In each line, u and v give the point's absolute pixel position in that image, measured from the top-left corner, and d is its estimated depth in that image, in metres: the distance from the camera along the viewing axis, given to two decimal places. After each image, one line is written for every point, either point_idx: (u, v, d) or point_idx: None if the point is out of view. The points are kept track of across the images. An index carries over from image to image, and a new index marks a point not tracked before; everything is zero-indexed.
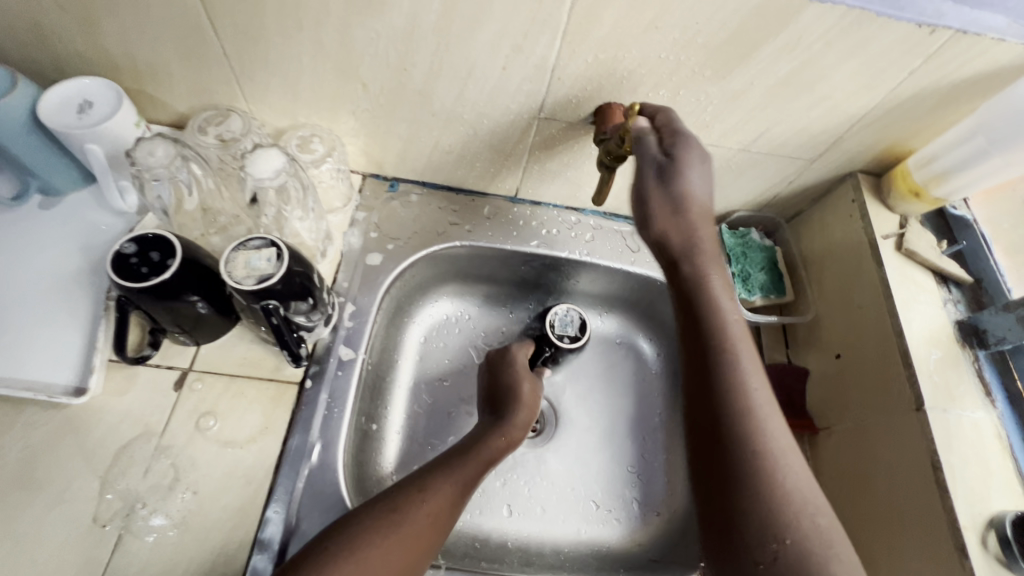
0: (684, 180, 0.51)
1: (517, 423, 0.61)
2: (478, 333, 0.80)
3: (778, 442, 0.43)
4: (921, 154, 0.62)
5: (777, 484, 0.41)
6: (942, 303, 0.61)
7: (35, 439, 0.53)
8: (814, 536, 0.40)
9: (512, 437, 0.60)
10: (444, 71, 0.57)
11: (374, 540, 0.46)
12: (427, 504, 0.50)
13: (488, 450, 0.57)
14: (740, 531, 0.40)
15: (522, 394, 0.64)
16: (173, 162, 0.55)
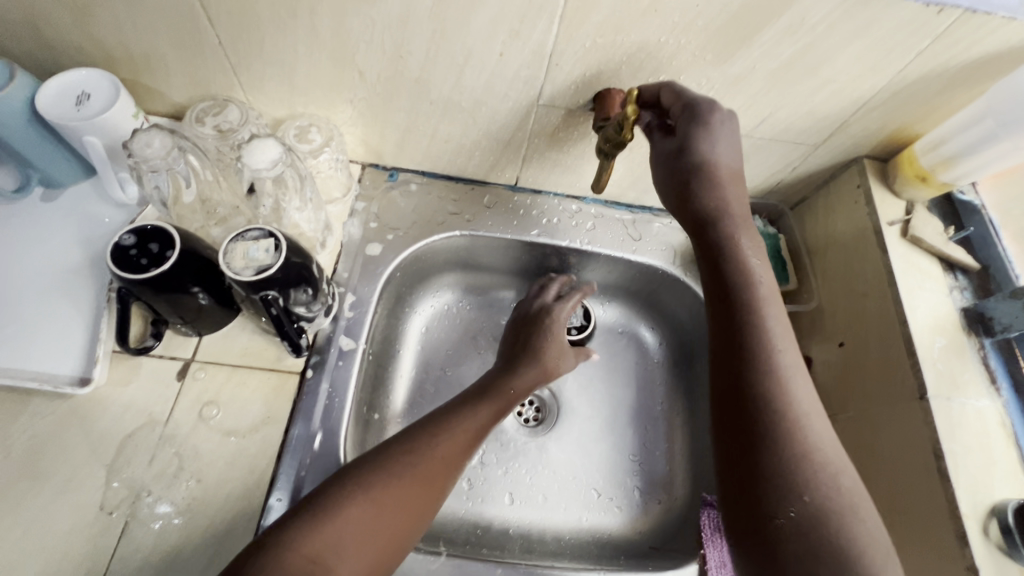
0: (705, 150, 0.53)
1: (533, 369, 0.63)
2: (478, 322, 0.80)
3: (802, 403, 0.46)
4: (928, 139, 0.61)
5: (801, 439, 0.45)
6: (947, 291, 0.60)
7: (42, 428, 0.54)
8: (827, 491, 0.43)
9: (529, 381, 0.63)
10: (440, 58, 0.56)
11: (388, 481, 0.48)
12: (438, 450, 0.52)
13: (507, 393, 0.60)
14: (768, 482, 0.43)
15: (545, 350, 0.66)
16: (170, 152, 0.53)
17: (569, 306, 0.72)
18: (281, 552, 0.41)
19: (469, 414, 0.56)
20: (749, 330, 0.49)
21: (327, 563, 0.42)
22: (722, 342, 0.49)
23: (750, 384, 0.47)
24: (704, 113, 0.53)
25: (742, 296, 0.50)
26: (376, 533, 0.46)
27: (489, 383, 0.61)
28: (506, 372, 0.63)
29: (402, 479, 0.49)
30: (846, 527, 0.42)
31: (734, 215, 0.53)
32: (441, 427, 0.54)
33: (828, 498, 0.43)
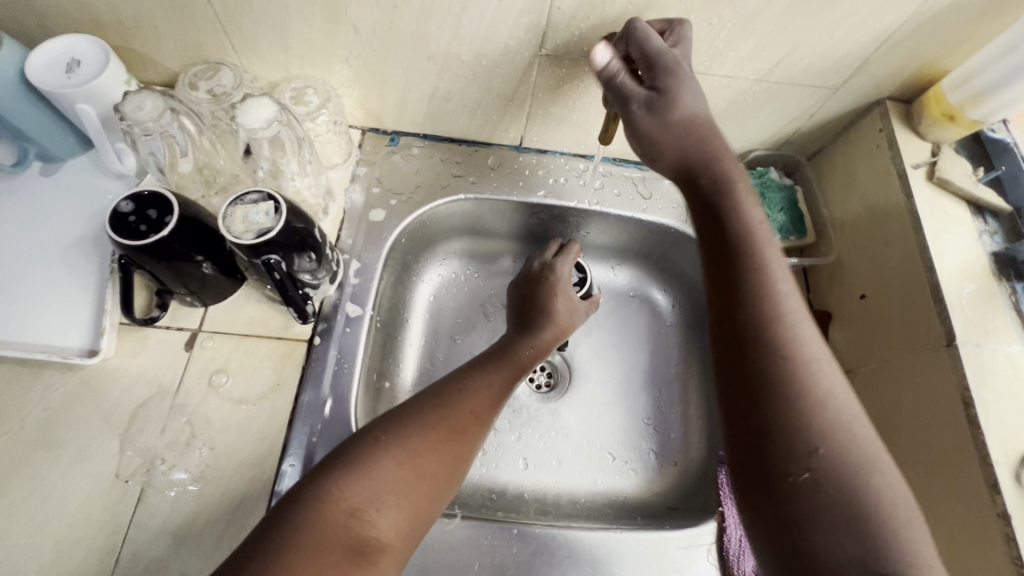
0: (680, 100, 0.50)
1: (541, 339, 0.60)
2: (484, 289, 0.78)
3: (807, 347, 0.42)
4: (956, 76, 0.57)
5: (809, 390, 0.40)
6: (977, 235, 0.57)
7: (54, 400, 0.54)
8: (848, 445, 0.38)
9: (541, 346, 0.60)
10: (436, 7, 0.53)
11: (422, 436, 0.47)
12: (466, 405, 0.51)
13: (523, 354, 0.58)
14: (772, 441, 0.39)
15: (552, 311, 0.63)
16: (162, 114, 0.52)
17: (569, 260, 0.69)
18: (319, 504, 0.41)
19: (491, 374, 0.55)
20: (753, 279, 0.44)
21: (365, 516, 0.41)
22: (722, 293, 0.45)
23: (750, 330, 0.42)
24: (670, 67, 0.49)
25: (739, 247, 0.46)
26: (414, 485, 0.45)
27: (500, 346, 0.59)
28: (522, 334, 0.61)
29: (435, 432, 0.48)
30: (867, 482, 0.37)
31: (727, 163, 0.51)
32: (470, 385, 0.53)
33: (845, 450, 0.38)
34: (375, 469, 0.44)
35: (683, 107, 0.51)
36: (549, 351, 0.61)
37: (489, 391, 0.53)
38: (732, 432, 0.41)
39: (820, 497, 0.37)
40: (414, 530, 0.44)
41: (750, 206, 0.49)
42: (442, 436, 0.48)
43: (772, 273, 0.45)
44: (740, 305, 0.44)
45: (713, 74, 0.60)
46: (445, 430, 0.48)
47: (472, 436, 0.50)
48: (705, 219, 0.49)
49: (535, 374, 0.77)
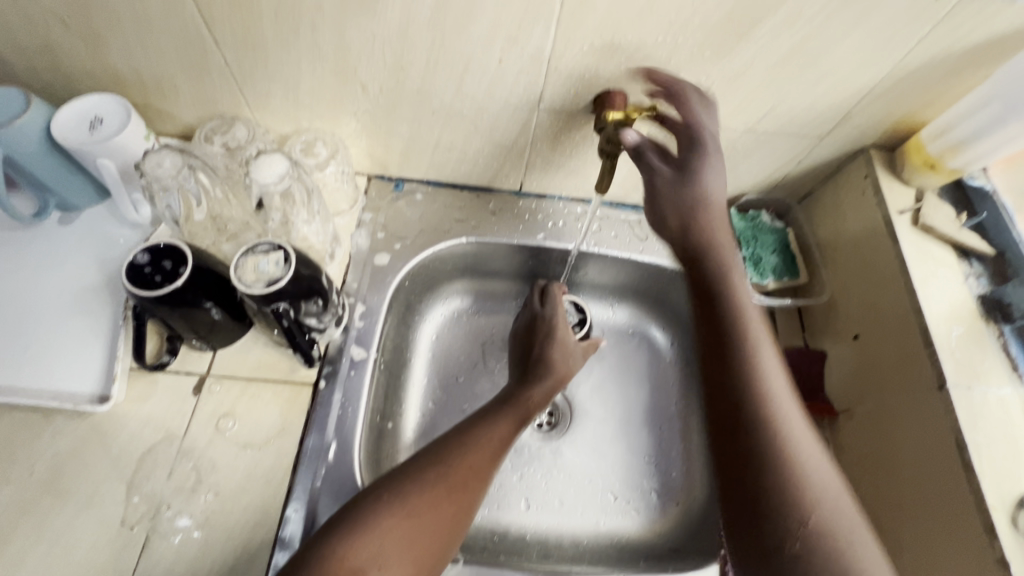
0: (696, 177, 0.53)
1: (543, 391, 0.62)
2: (486, 328, 0.80)
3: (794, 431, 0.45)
4: (935, 125, 0.59)
5: (796, 472, 0.43)
6: (963, 278, 0.59)
7: (64, 446, 0.55)
8: (836, 523, 0.41)
9: (540, 398, 0.61)
10: (440, 67, 0.57)
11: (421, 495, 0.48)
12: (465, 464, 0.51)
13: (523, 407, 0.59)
14: (764, 517, 0.42)
15: (553, 362, 0.65)
16: (181, 170, 0.55)
17: (559, 305, 0.72)
18: (323, 563, 0.42)
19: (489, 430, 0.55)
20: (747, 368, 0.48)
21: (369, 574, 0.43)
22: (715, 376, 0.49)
23: (741, 414, 0.46)
24: (699, 142, 0.53)
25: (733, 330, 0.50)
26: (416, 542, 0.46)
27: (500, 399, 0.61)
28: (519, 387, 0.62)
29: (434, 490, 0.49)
30: (852, 559, 0.40)
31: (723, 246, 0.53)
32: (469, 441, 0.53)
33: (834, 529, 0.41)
34: (377, 526, 0.45)
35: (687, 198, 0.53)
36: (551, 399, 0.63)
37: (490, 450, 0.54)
38: (728, 507, 0.45)
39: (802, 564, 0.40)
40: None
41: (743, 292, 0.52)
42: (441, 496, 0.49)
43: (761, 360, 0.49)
44: (735, 389, 0.47)
45: None
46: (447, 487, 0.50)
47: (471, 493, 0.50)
48: (704, 300, 0.52)
49: None
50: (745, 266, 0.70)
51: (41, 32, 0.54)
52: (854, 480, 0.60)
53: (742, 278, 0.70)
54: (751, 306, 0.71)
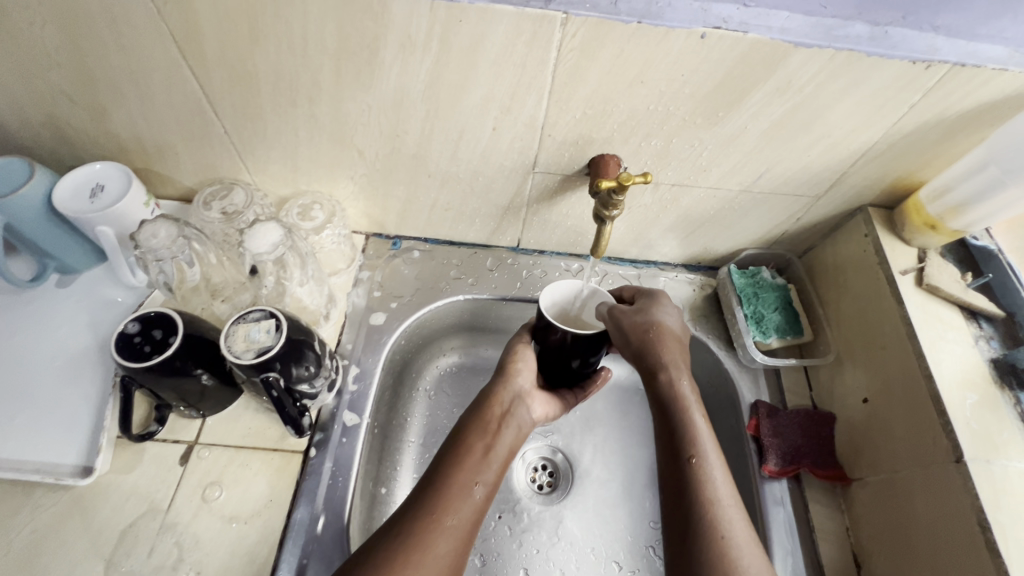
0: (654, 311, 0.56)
1: (504, 397, 0.57)
2: (449, 398, 0.76)
3: (707, 468, 0.47)
4: (933, 186, 0.60)
5: (695, 487, 0.46)
6: (973, 341, 0.58)
7: (42, 521, 0.53)
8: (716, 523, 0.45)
9: (503, 406, 0.56)
10: (436, 135, 0.58)
11: (427, 523, 0.45)
12: (467, 456, 0.51)
13: (493, 407, 0.56)
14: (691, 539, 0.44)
15: (504, 366, 0.60)
16: (175, 242, 0.55)
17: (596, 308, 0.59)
18: None
19: (469, 437, 0.53)
20: (692, 479, 0.47)
21: None
22: (667, 464, 0.49)
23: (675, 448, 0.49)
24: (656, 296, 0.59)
25: (668, 404, 0.51)
26: (447, 543, 0.45)
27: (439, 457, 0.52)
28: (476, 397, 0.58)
29: (428, 535, 0.45)
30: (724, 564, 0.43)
31: (666, 344, 0.53)
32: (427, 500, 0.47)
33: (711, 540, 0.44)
34: None
35: (635, 320, 0.54)
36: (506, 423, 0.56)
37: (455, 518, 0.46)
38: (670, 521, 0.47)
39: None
40: None
41: (673, 345, 0.54)
42: (437, 533, 0.45)
43: (691, 418, 0.50)
44: (669, 445, 0.50)
45: (699, 186, 0.63)
46: (422, 537, 0.44)
47: (462, 550, 0.46)
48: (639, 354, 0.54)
49: (535, 475, 0.76)
50: (747, 325, 0.69)
51: (48, 106, 0.56)
52: (873, 556, 0.57)
53: (744, 336, 0.69)
54: (755, 364, 0.69)
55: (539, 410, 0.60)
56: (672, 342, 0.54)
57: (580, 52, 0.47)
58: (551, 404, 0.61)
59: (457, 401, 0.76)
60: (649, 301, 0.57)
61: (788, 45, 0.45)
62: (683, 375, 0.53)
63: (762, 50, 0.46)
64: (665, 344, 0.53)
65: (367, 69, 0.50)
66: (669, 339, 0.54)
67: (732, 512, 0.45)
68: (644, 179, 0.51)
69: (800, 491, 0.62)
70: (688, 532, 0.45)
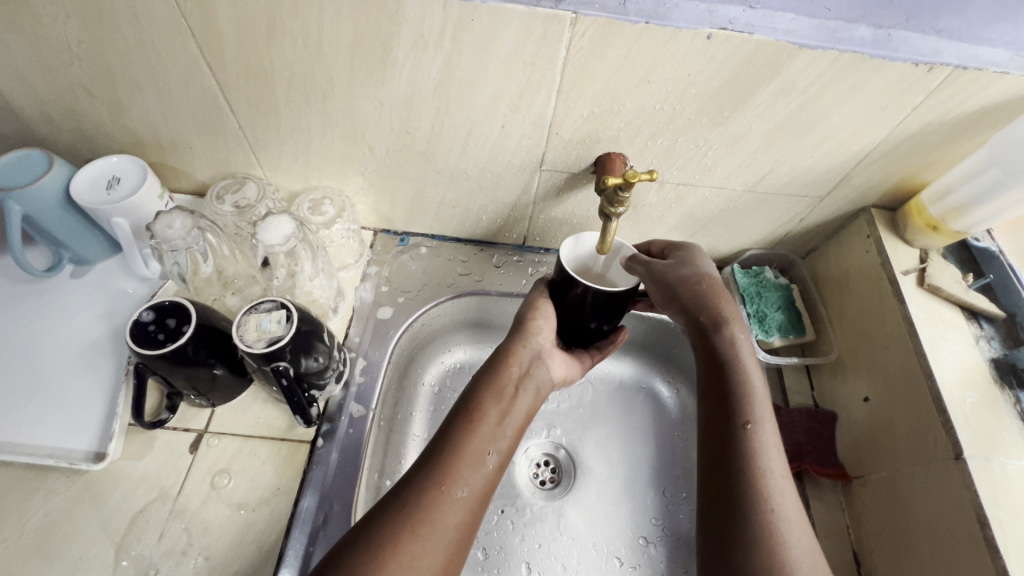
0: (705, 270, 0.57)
1: (521, 357, 0.57)
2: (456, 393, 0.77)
3: (759, 422, 0.48)
4: (935, 188, 0.60)
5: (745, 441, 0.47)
6: (974, 341, 0.58)
7: (55, 506, 0.54)
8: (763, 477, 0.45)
9: (519, 367, 0.57)
10: (446, 132, 0.59)
11: (436, 494, 0.46)
12: (477, 423, 0.51)
13: (510, 368, 0.56)
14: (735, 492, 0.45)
15: (524, 324, 0.60)
16: (190, 233, 0.56)
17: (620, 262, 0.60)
18: None
19: (482, 403, 0.53)
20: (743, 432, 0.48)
21: None
22: (714, 420, 0.50)
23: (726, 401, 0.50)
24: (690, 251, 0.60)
25: (724, 362, 0.52)
26: (456, 515, 0.46)
27: (445, 427, 0.52)
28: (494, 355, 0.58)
29: (433, 508, 0.45)
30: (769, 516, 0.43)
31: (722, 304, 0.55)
32: (437, 470, 0.48)
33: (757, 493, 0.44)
34: (379, 565, 0.41)
35: (690, 272, 0.57)
36: (522, 384, 0.56)
37: (463, 486, 0.47)
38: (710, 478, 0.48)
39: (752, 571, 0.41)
40: (456, 561, 0.45)
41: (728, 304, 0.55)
42: (445, 503, 0.46)
43: (747, 373, 0.51)
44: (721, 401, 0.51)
45: (703, 186, 0.64)
46: (430, 508, 0.45)
47: (470, 520, 0.47)
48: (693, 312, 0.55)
49: (538, 470, 0.76)
50: (749, 323, 0.70)
51: (68, 99, 0.57)
52: (874, 554, 0.57)
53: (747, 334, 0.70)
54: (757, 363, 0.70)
55: (558, 371, 0.60)
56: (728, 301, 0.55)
57: (589, 51, 0.48)
58: (569, 365, 0.62)
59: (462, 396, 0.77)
60: (689, 255, 0.59)
61: (792, 47, 0.46)
62: (740, 330, 0.54)
63: (768, 51, 0.47)
64: (720, 305, 0.55)
65: (380, 66, 0.52)
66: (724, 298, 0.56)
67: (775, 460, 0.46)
68: (649, 175, 0.50)
69: (801, 489, 0.62)
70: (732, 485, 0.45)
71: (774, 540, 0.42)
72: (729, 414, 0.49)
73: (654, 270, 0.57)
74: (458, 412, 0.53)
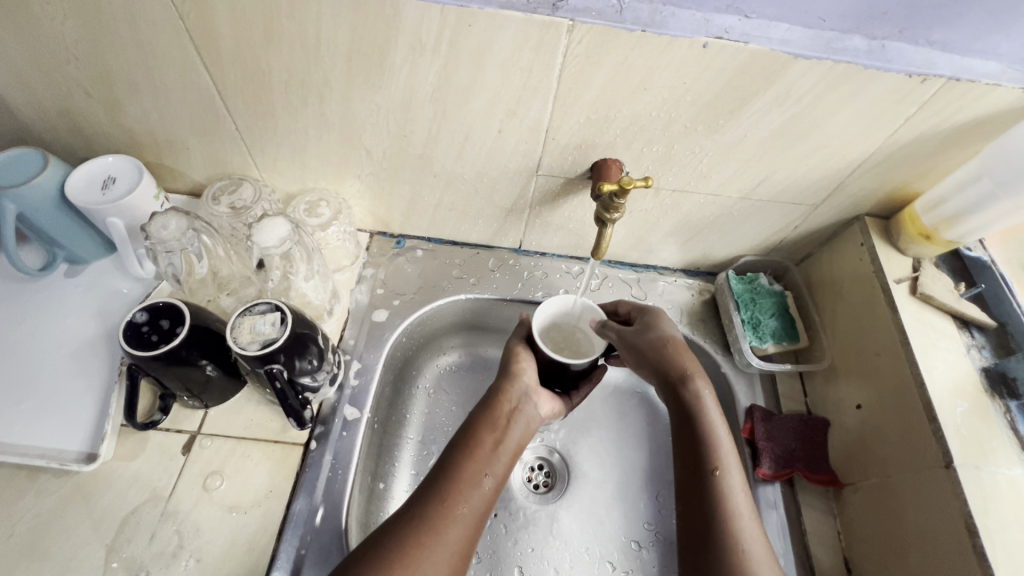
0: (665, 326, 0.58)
1: (508, 395, 0.57)
2: (450, 397, 0.77)
3: (730, 481, 0.49)
4: (928, 197, 0.61)
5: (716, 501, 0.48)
6: (965, 350, 0.59)
7: (46, 506, 0.54)
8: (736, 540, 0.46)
9: (512, 401, 0.57)
10: (442, 136, 0.59)
11: (440, 511, 0.47)
12: (478, 446, 0.53)
13: (504, 399, 0.57)
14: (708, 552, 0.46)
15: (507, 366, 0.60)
16: (185, 234, 0.55)
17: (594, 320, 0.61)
18: None
19: (481, 427, 0.54)
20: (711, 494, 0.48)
21: None
22: (685, 480, 0.51)
23: (693, 459, 0.51)
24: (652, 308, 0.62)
25: (689, 417, 0.53)
26: (459, 532, 0.47)
27: (448, 449, 0.53)
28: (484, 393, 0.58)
29: (440, 521, 0.47)
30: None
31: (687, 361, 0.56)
32: (440, 489, 0.49)
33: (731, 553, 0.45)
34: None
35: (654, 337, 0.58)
36: (505, 429, 0.55)
37: (467, 507, 0.48)
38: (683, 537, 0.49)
39: None
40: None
41: (690, 357, 0.56)
42: (449, 520, 0.47)
43: (714, 429, 0.52)
44: (688, 460, 0.51)
45: (698, 192, 0.64)
46: (435, 525, 0.46)
47: (472, 538, 0.47)
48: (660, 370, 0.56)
49: (532, 474, 0.76)
50: (744, 329, 0.71)
51: (64, 99, 0.57)
52: (864, 561, 0.57)
53: (741, 340, 0.70)
54: (750, 368, 0.71)
55: (547, 406, 0.60)
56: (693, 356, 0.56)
57: (585, 58, 0.48)
58: (557, 402, 0.61)
59: (456, 399, 0.77)
60: (652, 317, 0.60)
61: (787, 56, 0.46)
62: (706, 387, 0.55)
63: (762, 61, 0.47)
64: (685, 360, 0.56)
65: (377, 70, 0.52)
66: (683, 350, 0.57)
67: (749, 526, 0.47)
68: (644, 183, 0.52)
69: (793, 495, 0.63)
70: (706, 546, 0.46)
71: None
72: (699, 473, 0.50)
73: (622, 336, 0.58)
74: (459, 435, 0.54)
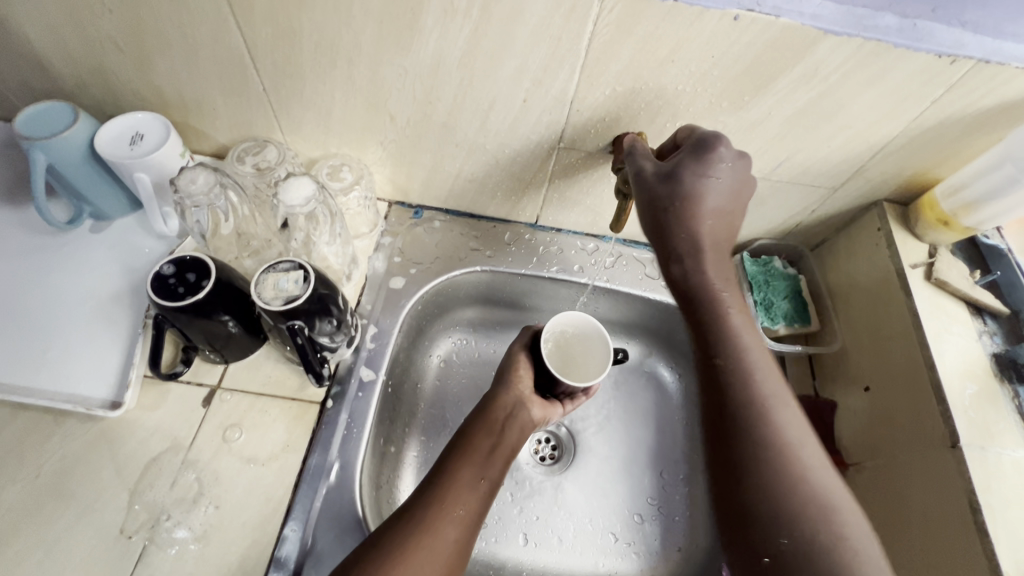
0: (701, 186, 0.49)
1: (506, 399, 0.58)
2: (462, 369, 0.78)
3: (751, 356, 0.49)
4: (949, 183, 0.61)
5: (739, 372, 0.48)
6: (977, 336, 0.59)
7: (72, 449, 0.55)
8: (764, 413, 0.47)
9: (504, 406, 0.58)
10: (466, 104, 0.59)
11: (437, 511, 0.48)
12: (472, 449, 0.53)
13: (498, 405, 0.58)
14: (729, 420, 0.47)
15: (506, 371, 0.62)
16: (212, 189, 0.57)
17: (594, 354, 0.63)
18: None
19: (474, 433, 0.55)
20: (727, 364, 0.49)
21: None
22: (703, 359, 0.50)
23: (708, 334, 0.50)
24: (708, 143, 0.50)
25: (706, 299, 0.51)
26: (455, 532, 0.47)
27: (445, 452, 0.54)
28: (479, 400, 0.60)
29: (436, 523, 0.47)
30: (775, 454, 0.45)
31: (705, 245, 0.50)
32: (435, 491, 0.50)
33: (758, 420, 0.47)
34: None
35: (692, 186, 0.49)
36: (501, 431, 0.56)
37: (462, 509, 0.49)
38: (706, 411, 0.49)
39: (759, 496, 0.44)
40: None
41: (707, 224, 0.50)
42: (445, 521, 0.47)
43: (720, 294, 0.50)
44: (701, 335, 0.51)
45: None
46: (430, 525, 0.47)
47: (467, 539, 0.48)
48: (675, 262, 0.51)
49: (538, 447, 0.77)
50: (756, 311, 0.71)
51: (95, 53, 0.58)
52: None
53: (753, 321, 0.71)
54: None
55: (539, 413, 0.60)
56: (716, 224, 0.50)
57: (616, 27, 0.49)
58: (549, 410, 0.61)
59: (468, 371, 0.78)
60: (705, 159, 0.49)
61: (817, 32, 0.47)
62: (717, 268, 0.51)
63: (793, 36, 0.47)
64: (700, 231, 0.50)
65: (407, 33, 0.52)
66: (706, 214, 0.50)
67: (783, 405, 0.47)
68: None
69: None
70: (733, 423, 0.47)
71: (791, 479, 0.44)
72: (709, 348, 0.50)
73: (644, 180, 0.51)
74: (454, 440, 0.55)
